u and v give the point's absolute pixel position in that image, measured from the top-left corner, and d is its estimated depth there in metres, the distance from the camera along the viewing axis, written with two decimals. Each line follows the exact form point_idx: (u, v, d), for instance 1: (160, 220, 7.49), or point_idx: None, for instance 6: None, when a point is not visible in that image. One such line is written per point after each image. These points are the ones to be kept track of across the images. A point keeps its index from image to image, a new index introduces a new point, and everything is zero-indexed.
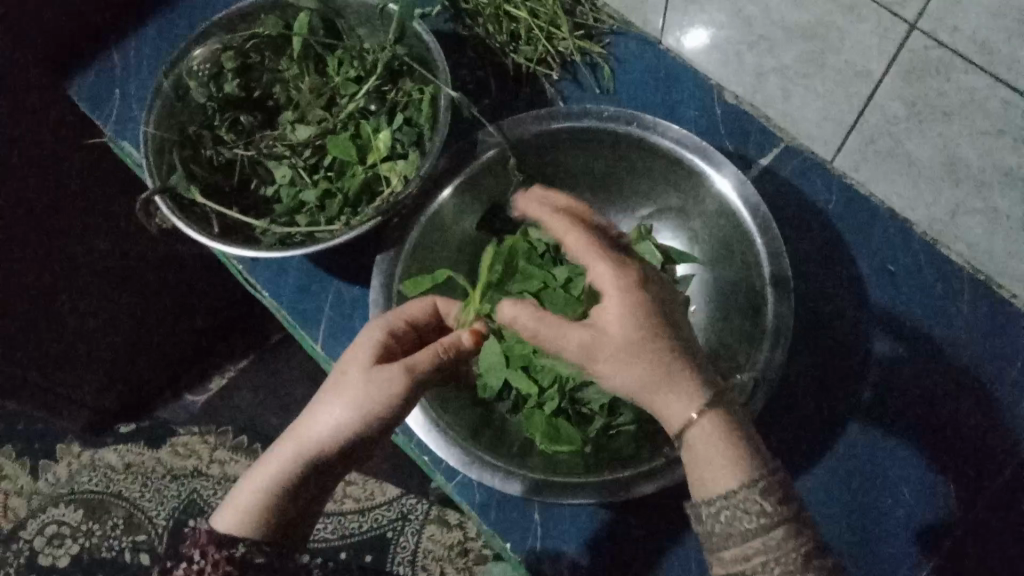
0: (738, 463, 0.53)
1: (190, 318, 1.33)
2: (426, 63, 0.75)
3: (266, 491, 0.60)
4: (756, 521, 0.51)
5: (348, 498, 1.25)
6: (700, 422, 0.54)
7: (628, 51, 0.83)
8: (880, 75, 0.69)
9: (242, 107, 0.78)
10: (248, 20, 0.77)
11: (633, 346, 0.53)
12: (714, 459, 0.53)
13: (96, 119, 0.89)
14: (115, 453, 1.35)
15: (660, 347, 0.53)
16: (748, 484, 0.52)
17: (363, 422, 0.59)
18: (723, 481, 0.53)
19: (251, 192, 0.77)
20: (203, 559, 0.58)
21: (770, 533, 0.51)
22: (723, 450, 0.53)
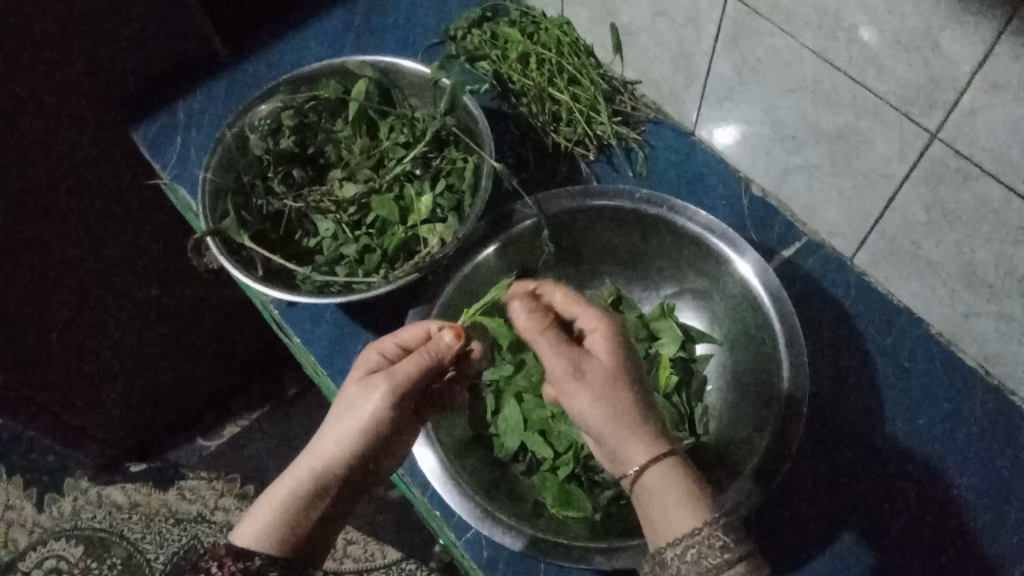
0: (698, 507, 0.54)
1: (215, 364, 1.38)
2: (473, 134, 0.80)
3: (287, 505, 0.60)
4: (722, 558, 0.51)
5: (347, 557, 1.26)
6: (663, 464, 0.56)
7: (661, 139, 0.90)
8: (901, 179, 0.68)
9: (296, 162, 0.82)
10: (311, 83, 0.84)
11: (614, 373, 0.58)
12: (671, 503, 0.55)
13: (155, 164, 0.93)
14: (127, 498, 1.37)
15: (625, 387, 0.58)
16: (711, 521, 0.53)
17: (369, 431, 0.63)
18: (688, 520, 0.54)
19: (295, 242, 0.81)
20: (219, 570, 0.57)
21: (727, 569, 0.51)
22: (684, 492, 0.55)
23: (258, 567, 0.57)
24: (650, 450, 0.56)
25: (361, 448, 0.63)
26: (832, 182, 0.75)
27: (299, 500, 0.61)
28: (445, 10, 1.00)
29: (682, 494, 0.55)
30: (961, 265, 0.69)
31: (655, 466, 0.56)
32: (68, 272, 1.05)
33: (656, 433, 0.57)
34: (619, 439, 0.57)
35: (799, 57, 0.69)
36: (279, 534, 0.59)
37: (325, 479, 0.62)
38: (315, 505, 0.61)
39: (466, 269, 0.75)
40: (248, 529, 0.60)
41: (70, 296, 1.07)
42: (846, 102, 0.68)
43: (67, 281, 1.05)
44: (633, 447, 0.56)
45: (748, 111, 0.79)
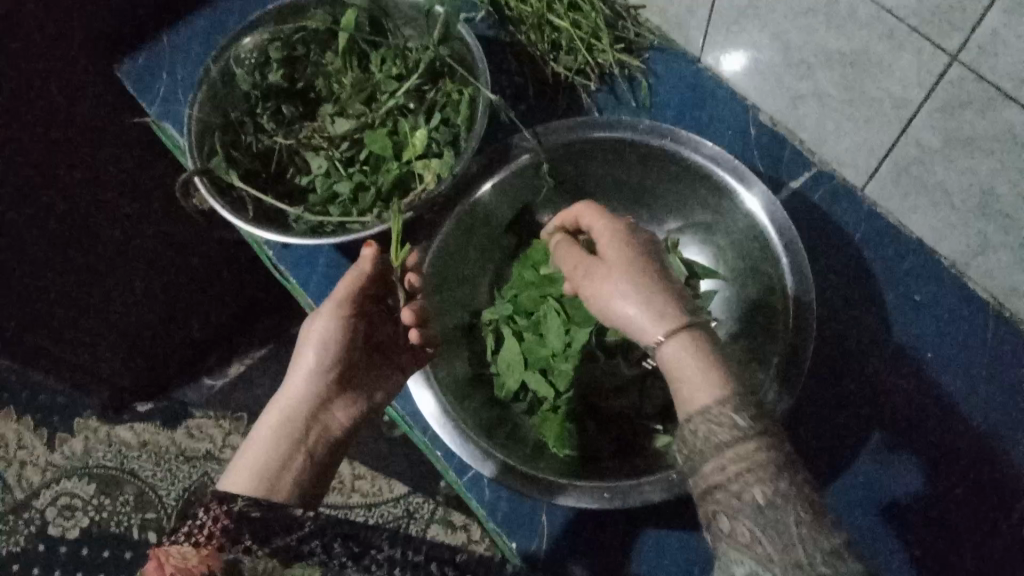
0: (712, 381, 0.52)
1: (213, 295, 1.34)
2: (468, 65, 0.76)
3: (263, 450, 0.63)
4: (730, 437, 0.49)
5: (355, 492, 1.27)
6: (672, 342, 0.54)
7: (666, 66, 0.86)
8: (917, 105, 0.65)
9: (285, 97, 0.79)
10: (296, 13, 0.79)
11: (617, 256, 0.59)
12: (690, 372, 0.52)
13: (142, 102, 0.91)
14: (138, 438, 1.39)
15: (630, 265, 0.58)
16: (721, 400, 0.50)
17: (321, 360, 0.66)
18: (701, 399, 0.51)
19: (286, 181, 0.78)
20: (206, 515, 0.57)
21: (744, 449, 0.49)
22: (699, 366, 0.52)
23: (241, 509, 0.57)
24: (665, 315, 0.54)
25: (321, 381, 0.66)
26: (842, 110, 0.72)
27: (273, 442, 0.63)
28: None
29: (703, 360, 0.53)
30: (973, 196, 0.67)
31: (674, 329, 0.54)
32: (71, 226, 1.03)
33: (677, 301, 0.55)
34: (626, 300, 0.56)
35: None
36: (258, 477, 0.61)
37: (294, 420, 0.65)
38: (289, 446, 0.64)
39: (466, 207, 0.73)
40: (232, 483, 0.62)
41: (72, 248, 1.06)
42: (863, 27, 0.64)
43: (69, 235, 1.04)
44: (647, 313, 0.55)
45: (757, 35, 0.75)
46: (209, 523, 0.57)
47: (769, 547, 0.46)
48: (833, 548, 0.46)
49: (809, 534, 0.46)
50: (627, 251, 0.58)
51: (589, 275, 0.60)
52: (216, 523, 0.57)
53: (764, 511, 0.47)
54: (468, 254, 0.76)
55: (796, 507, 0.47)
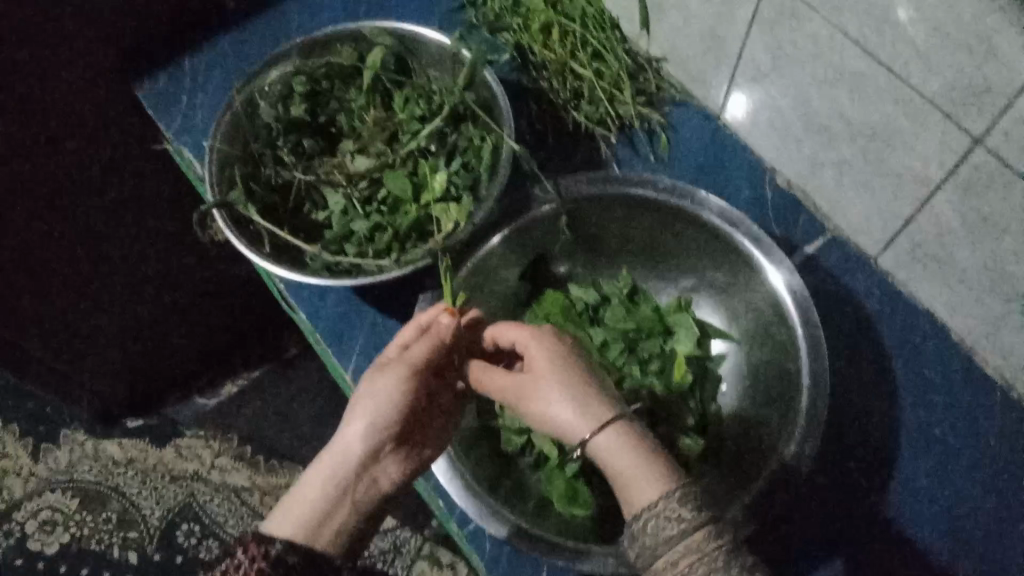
0: (653, 477, 0.52)
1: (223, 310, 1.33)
2: (491, 112, 0.77)
3: (317, 496, 0.58)
4: (680, 528, 0.49)
5: None
6: (605, 441, 0.55)
7: (685, 122, 0.87)
8: (936, 183, 0.66)
9: (306, 131, 0.79)
10: (323, 49, 0.79)
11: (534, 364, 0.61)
12: (628, 472, 0.53)
13: (159, 124, 0.90)
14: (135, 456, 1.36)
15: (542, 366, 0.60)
16: (666, 493, 0.51)
17: (383, 413, 0.62)
18: (646, 495, 0.51)
19: (303, 215, 0.79)
20: (243, 554, 0.55)
21: (693, 543, 0.49)
22: (637, 466, 0.53)
23: (278, 552, 0.55)
24: (594, 420, 0.55)
25: (385, 433, 0.62)
26: (859, 180, 0.73)
27: (327, 490, 0.59)
28: None
29: (639, 459, 0.53)
30: (989, 276, 0.67)
31: (601, 435, 0.55)
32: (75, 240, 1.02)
33: (605, 406, 0.56)
34: (540, 403, 0.58)
35: (839, 48, 0.66)
36: (309, 524, 0.57)
37: (352, 468, 0.60)
38: (344, 496, 0.59)
39: (481, 254, 0.73)
40: (280, 523, 0.57)
41: (71, 258, 1.05)
42: (885, 101, 0.65)
43: (65, 244, 1.03)
44: (577, 421, 0.56)
45: (778, 98, 0.76)
46: (245, 563, 0.55)
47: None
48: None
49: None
50: (557, 361, 0.59)
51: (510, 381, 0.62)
52: (252, 565, 0.54)
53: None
54: (481, 301, 0.75)
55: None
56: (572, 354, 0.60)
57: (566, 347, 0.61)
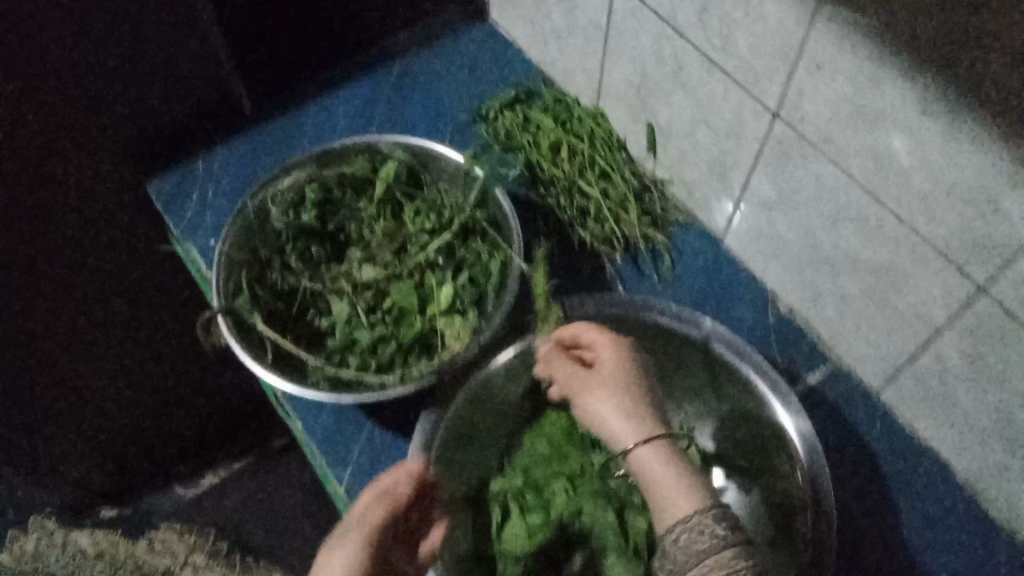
0: (694, 495, 0.54)
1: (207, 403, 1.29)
2: (501, 229, 0.78)
3: None
4: (711, 543, 0.51)
5: None
6: (652, 450, 0.56)
7: (689, 245, 0.88)
8: (942, 326, 0.66)
9: (315, 237, 0.80)
10: (338, 159, 0.81)
11: (604, 364, 0.62)
12: (668, 485, 0.55)
13: (167, 218, 0.90)
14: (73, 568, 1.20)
15: (613, 365, 0.61)
16: (704, 510, 0.53)
17: None
18: (683, 509, 0.53)
19: (305, 322, 0.78)
20: None
21: (722, 557, 0.50)
22: (681, 480, 0.55)
23: None
24: (643, 432, 0.57)
25: None
26: (861, 314, 0.74)
27: None
28: (479, 89, 0.99)
29: (680, 475, 0.55)
30: (995, 422, 0.67)
31: (647, 446, 0.56)
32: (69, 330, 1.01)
33: (655, 420, 0.58)
34: (595, 405, 0.60)
35: (846, 189, 0.67)
36: None
37: None
38: None
39: (485, 371, 0.73)
40: None
41: (62, 349, 1.02)
42: (888, 244, 0.67)
43: (61, 333, 1.00)
44: (626, 429, 0.58)
45: (784, 230, 0.77)
46: None
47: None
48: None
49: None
50: (626, 371, 0.61)
51: (573, 375, 0.63)
52: None
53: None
54: (483, 419, 0.74)
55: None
56: (635, 365, 0.62)
57: (630, 357, 0.62)
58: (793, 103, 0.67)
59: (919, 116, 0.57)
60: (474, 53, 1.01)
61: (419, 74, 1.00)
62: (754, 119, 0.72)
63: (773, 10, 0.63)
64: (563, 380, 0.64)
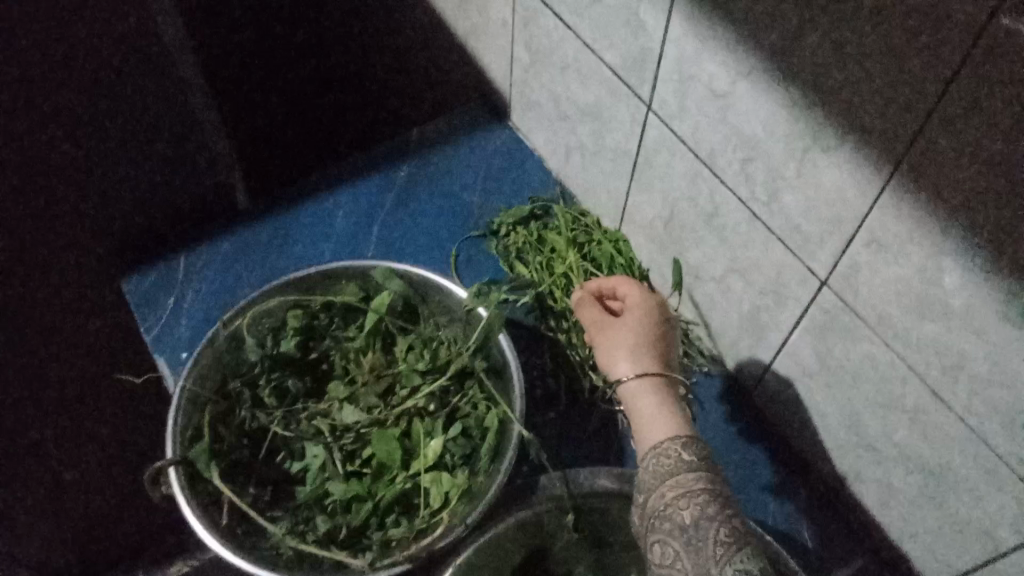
0: (673, 424, 0.60)
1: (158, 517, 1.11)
2: (502, 379, 0.69)
3: None
4: (675, 466, 0.57)
5: None
6: (637, 386, 0.63)
7: (711, 399, 0.79)
8: (1012, 546, 0.57)
9: (294, 368, 0.71)
10: (326, 282, 0.72)
11: (632, 312, 0.67)
12: (648, 411, 0.61)
13: (140, 324, 0.80)
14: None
15: (636, 314, 0.66)
16: (677, 437, 0.58)
17: None
18: (657, 434, 0.60)
19: (275, 464, 0.69)
20: None
21: (682, 478, 0.56)
22: (662, 407, 0.61)
23: None
24: (645, 371, 0.63)
25: None
26: (910, 509, 0.65)
27: None
28: (491, 199, 0.91)
29: (665, 410, 0.61)
30: None
31: (638, 381, 0.63)
32: None
33: (656, 360, 0.64)
34: (613, 348, 0.65)
35: (901, 377, 0.58)
36: None
37: None
38: None
39: (471, 552, 0.62)
40: None
41: None
42: (951, 444, 0.57)
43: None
44: (633, 364, 0.63)
45: (824, 404, 0.68)
46: None
47: (688, 567, 0.53)
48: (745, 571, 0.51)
49: (726, 555, 0.52)
50: (643, 320, 0.66)
51: (602, 321, 0.67)
52: None
53: (692, 535, 0.53)
54: None
55: (719, 530, 0.53)
56: (658, 312, 0.67)
57: (666, 308, 0.68)
58: (845, 276, 0.58)
59: (997, 317, 0.49)
60: (490, 161, 0.94)
61: (429, 178, 0.92)
62: (797, 283, 0.63)
63: (831, 176, 0.55)
64: (596, 322, 0.68)
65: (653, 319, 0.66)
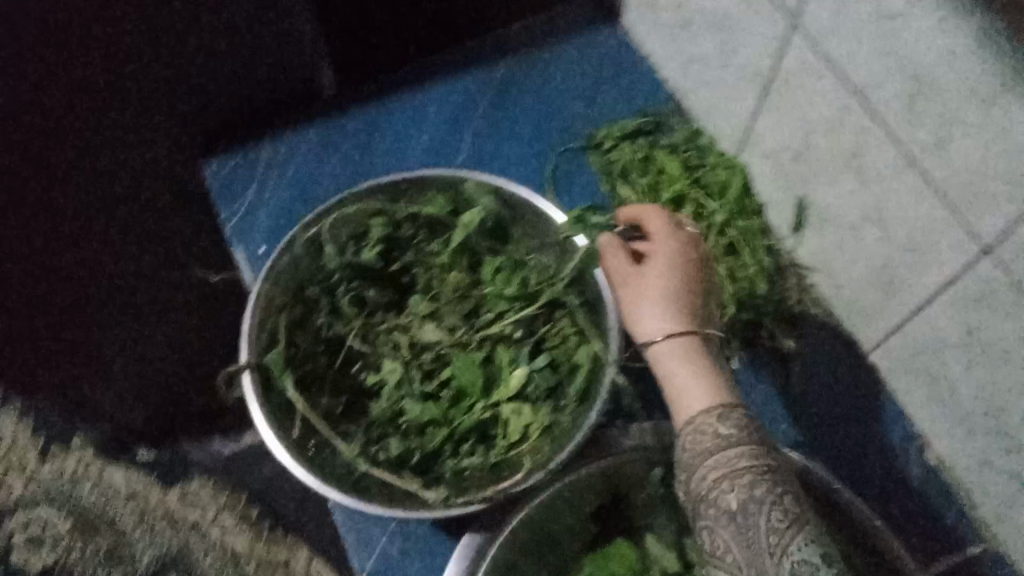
0: (710, 393, 0.52)
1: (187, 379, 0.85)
2: (596, 316, 0.63)
3: None
4: (715, 442, 0.50)
5: None
6: (666, 349, 0.54)
7: (821, 354, 0.73)
8: None
9: (374, 278, 0.67)
10: (414, 189, 0.66)
11: (659, 262, 0.57)
12: (680, 377, 0.53)
13: (221, 211, 0.78)
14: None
15: (664, 263, 0.57)
16: (713, 411, 0.51)
17: None
18: (692, 406, 0.52)
19: (350, 376, 0.66)
20: None
21: (725, 456, 0.49)
22: (696, 371, 0.53)
23: None
24: (682, 327, 0.54)
25: None
26: None
27: None
28: (596, 109, 0.83)
29: (706, 370, 0.53)
30: None
31: (666, 345, 0.54)
32: None
33: (689, 317, 0.55)
34: (637, 307, 0.56)
35: None
36: None
37: None
38: None
39: (549, 493, 0.59)
40: None
41: None
42: None
43: None
44: (667, 321, 0.55)
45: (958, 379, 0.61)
46: None
47: (740, 560, 0.47)
48: (808, 562, 0.44)
49: (783, 544, 0.45)
50: (671, 269, 0.56)
51: (622, 268, 0.58)
52: None
53: (740, 522, 0.47)
54: (546, 541, 0.62)
55: (770, 517, 0.46)
56: (689, 258, 0.57)
57: (700, 247, 0.59)
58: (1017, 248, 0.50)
59: None
60: (600, 66, 0.85)
61: (534, 80, 0.84)
62: (952, 247, 0.55)
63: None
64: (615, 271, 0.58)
65: (686, 270, 0.57)
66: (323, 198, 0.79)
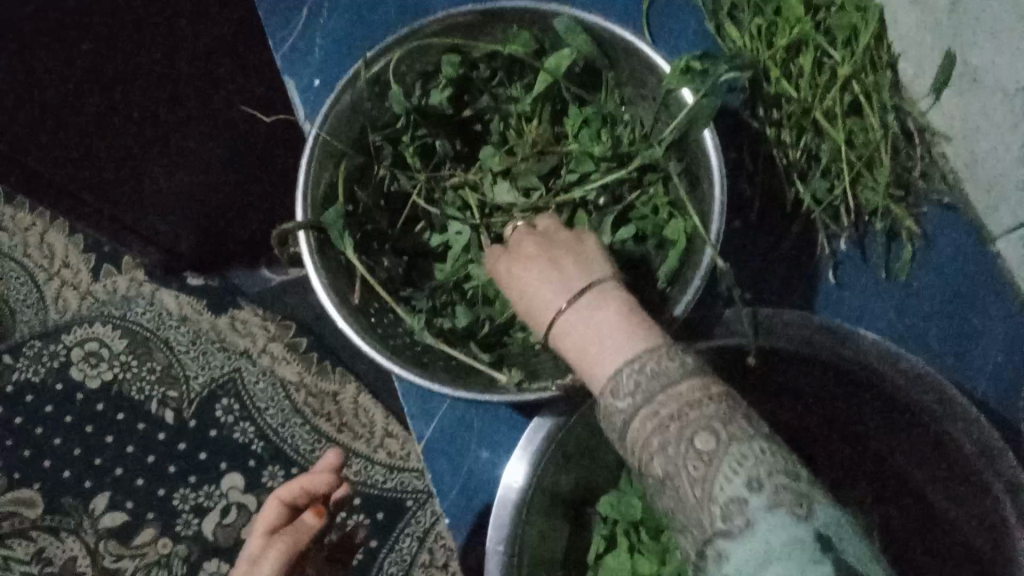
0: (594, 363, 0.44)
1: None
2: (695, 188, 0.55)
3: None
4: (622, 416, 0.42)
5: (380, 449, 0.96)
6: (557, 345, 0.47)
7: (942, 236, 0.66)
8: None
9: (443, 128, 0.59)
10: (493, 23, 0.55)
11: (512, 273, 0.50)
12: (576, 361, 0.45)
13: (268, 35, 0.68)
14: (77, 295, 0.99)
15: (518, 266, 0.50)
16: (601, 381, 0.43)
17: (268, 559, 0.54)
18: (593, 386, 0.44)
19: (413, 236, 0.61)
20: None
21: (636, 426, 0.41)
22: (580, 345, 0.45)
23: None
24: (549, 300, 0.47)
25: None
26: None
27: None
28: None
29: (593, 331, 0.45)
30: None
31: (553, 335, 0.47)
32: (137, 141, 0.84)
33: (554, 290, 0.47)
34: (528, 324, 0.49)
35: None
36: None
37: None
38: None
39: None
40: None
41: None
42: None
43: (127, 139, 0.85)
44: (539, 297, 0.48)
45: None
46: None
47: (696, 517, 0.39)
48: (734, 498, 0.38)
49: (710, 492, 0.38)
50: (520, 271, 0.50)
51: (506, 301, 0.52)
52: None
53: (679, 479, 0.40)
54: None
55: (688, 467, 0.39)
56: (526, 245, 0.51)
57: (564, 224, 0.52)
58: None
59: None
60: None
61: None
62: None
63: None
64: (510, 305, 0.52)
65: (533, 262, 0.49)
66: (384, 25, 0.68)
